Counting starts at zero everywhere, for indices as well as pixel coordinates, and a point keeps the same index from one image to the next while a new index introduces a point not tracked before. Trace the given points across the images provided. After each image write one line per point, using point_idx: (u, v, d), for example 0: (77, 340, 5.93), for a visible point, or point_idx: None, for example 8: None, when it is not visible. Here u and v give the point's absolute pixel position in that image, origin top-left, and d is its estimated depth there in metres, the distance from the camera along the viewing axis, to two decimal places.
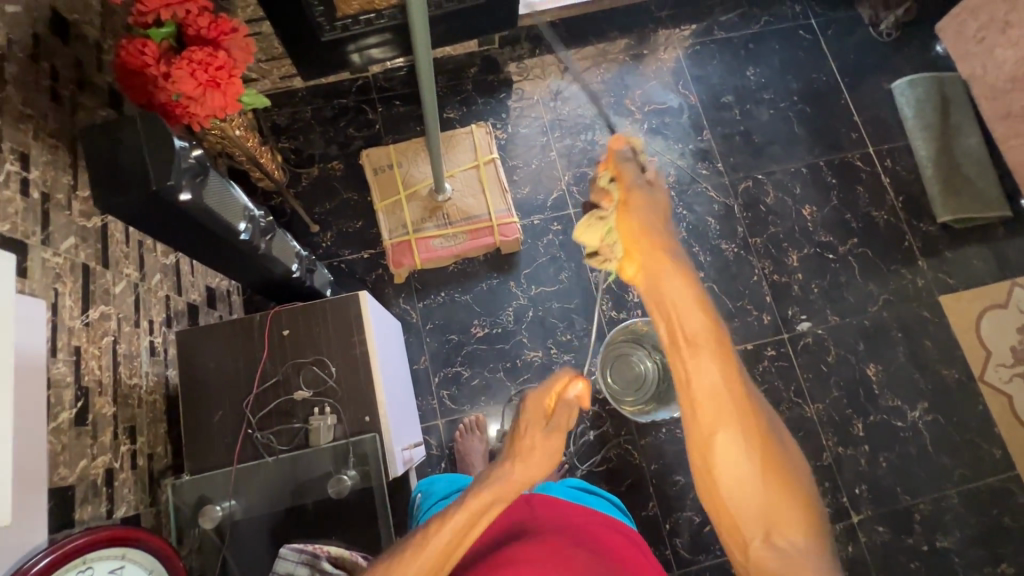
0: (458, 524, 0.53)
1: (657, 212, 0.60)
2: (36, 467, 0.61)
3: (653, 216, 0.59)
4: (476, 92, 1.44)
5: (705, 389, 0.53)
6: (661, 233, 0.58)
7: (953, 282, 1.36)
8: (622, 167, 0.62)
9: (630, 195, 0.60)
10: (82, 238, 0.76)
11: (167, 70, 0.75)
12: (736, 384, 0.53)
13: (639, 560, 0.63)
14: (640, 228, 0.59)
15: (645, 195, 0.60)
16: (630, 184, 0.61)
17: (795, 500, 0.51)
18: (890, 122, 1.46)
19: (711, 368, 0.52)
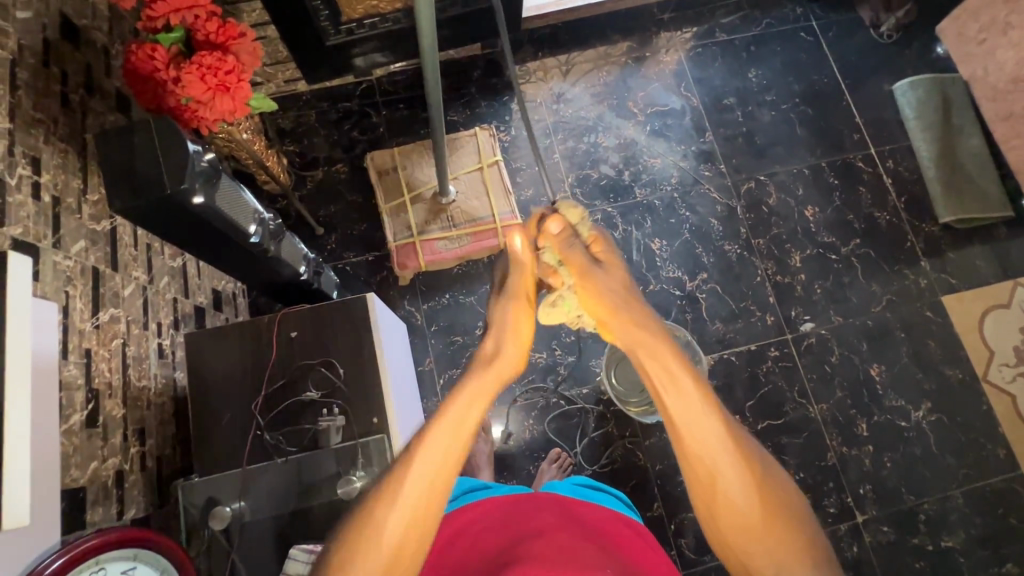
0: (445, 434, 0.55)
1: (615, 285, 0.67)
2: (50, 469, 0.61)
3: (610, 291, 0.66)
4: (479, 94, 1.44)
5: (702, 438, 0.56)
6: (623, 303, 0.65)
7: (955, 282, 1.37)
8: (567, 250, 0.68)
9: (583, 278, 0.67)
10: (92, 242, 0.76)
11: (176, 75, 0.75)
12: (730, 429, 0.57)
13: (651, 557, 0.63)
14: (604, 304, 0.66)
15: (596, 274, 0.67)
16: (579, 267, 0.68)
17: (785, 524, 0.55)
18: (892, 123, 1.47)
19: (699, 414, 0.57)
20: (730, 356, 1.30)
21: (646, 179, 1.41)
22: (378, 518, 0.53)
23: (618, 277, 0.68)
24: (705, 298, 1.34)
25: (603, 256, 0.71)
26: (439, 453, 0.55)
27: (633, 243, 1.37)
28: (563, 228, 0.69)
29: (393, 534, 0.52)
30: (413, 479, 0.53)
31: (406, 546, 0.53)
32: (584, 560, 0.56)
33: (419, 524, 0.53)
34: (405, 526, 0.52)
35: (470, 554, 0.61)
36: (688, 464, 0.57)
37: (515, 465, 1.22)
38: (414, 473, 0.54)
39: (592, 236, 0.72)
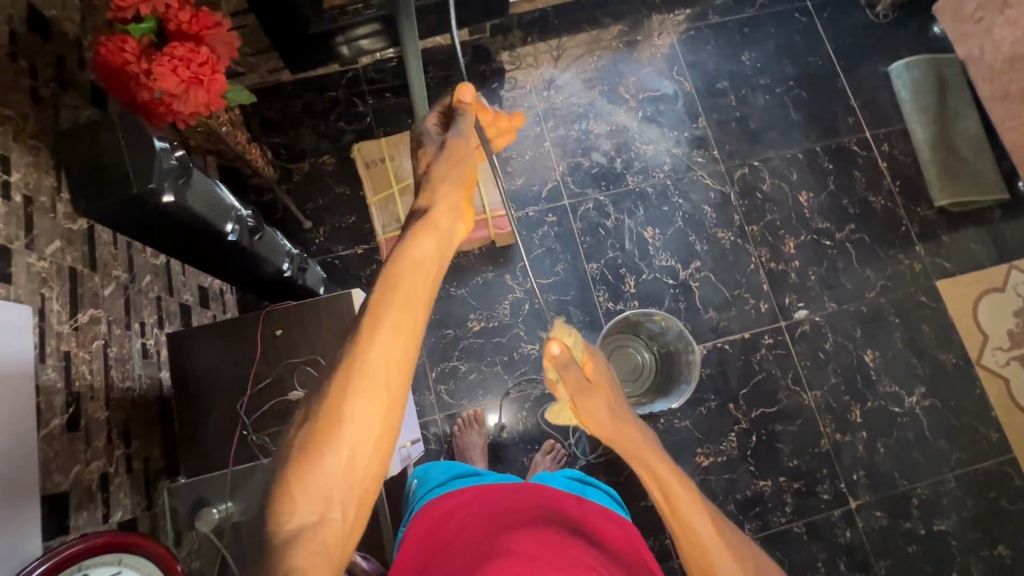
0: (400, 304, 0.52)
1: (606, 405, 0.70)
2: (28, 475, 0.60)
3: (603, 410, 0.69)
4: (468, 82, 1.41)
5: (698, 539, 0.63)
6: (616, 421, 0.70)
7: (950, 267, 1.36)
8: (563, 372, 0.69)
9: (577, 400, 0.70)
10: (68, 241, 0.74)
11: (148, 67, 0.73)
12: (725, 533, 0.64)
13: (635, 555, 0.64)
14: (600, 426, 0.70)
15: (588, 396, 0.69)
16: (574, 391, 0.69)
17: None
18: (888, 106, 1.45)
19: (698, 516, 0.64)
20: (724, 345, 1.29)
21: (638, 167, 1.39)
22: (340, 395, 0.49)
23: (608, 397, 0.71)
24: (698, 287, 1.33)
25: (594, 375, 0.72)
26: (400, 326, 0.51)
27: (626, 232, 1.35)
28: (562, 354, 0.68)
29: (355, 412, 0.48)
30: (373, 351, 0.50)
31: (371, 423, 0.49)
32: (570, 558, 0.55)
33: (380, 397, 0.49)
34: (369, 403, 0.49)
35: (452, 539, 0.60)
36: (686, 552, 0.64)
37: (510, 457, 1.22)
38: (374, 342, 0.50)
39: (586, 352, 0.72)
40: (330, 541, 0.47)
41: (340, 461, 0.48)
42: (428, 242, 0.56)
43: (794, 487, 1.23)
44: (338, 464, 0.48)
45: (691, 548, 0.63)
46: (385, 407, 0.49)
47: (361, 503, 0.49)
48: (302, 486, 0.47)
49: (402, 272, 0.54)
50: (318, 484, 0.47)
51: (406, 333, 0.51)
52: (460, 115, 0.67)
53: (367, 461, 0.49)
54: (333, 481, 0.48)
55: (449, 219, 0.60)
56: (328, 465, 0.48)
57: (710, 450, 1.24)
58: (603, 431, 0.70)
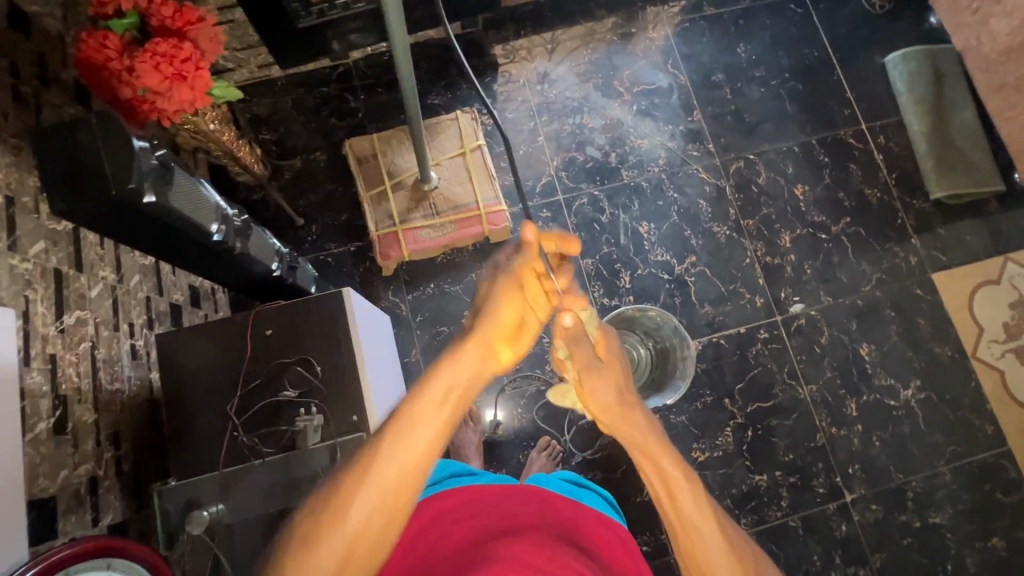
0: (417, 423, 0.51)
1: (614, 387, 0.63)
2: (14, 480, 0.59)
3: (611, 394, 0.63)
4: (460, 76, 1.40)
5: (702, 545, 0.57)
6: (625, 406, 0.62)
7: (946, 259, 1.35)
8: (573, 345, 0.64)
9: (584, 376, 0.63)
10: (52, 242, 0.73)
11: (130, 64, 0.71)
12: (737, 553, 0.58)
13: (628, 561, 0.63)
14: (605, 409, 0.63)
15: (598, 373, 0.63)
16: (583, 366, 0.63)
17: None
18: (883, 97, 1.44)
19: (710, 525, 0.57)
20: (720, 339, 1.29)
21: (633, 161, 1.38)
22: (344, 500, 0.50)
23: (618, 378, 0.64)
24: (694, 281, 1.32)
25: (607, 354, 0.66)
26: (413, 443, 0.51)
27: (621, 227, 1.34)
28: (573, 322, 0.62)
29: (353, 524, 0.49)
30: (383, 467, 0.50)
31: (368, 533, 0.50)
32: (562, 563, 0.55)
33: (385, 510, 0.50)
34: (368, 513, 0.49)
35: (442, 543, 0.60)
36: (685, 554, 0.58)
37: (505, 454, 1.22)
38: (390, 453, 0.50)
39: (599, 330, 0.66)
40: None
41: (331, 565, 0.49)
42: (467, 362, 0.55)
43: (789, 481, 1.23)
44: (330, 564, 0.49)
45: (690, 547, 0.58)
46: (387, 521, 0.50)
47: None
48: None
49: (428, 390, 0.53)
50: None
51: (421, 454, 0.51)
52: (537, 246, 0.62)
53: (359, 563, 0.51)
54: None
55: (481, 353, 0.57)
56: (321, 568, 0.49)
57: (706, 445, 1.23)
58: (608, 417, 0.63)
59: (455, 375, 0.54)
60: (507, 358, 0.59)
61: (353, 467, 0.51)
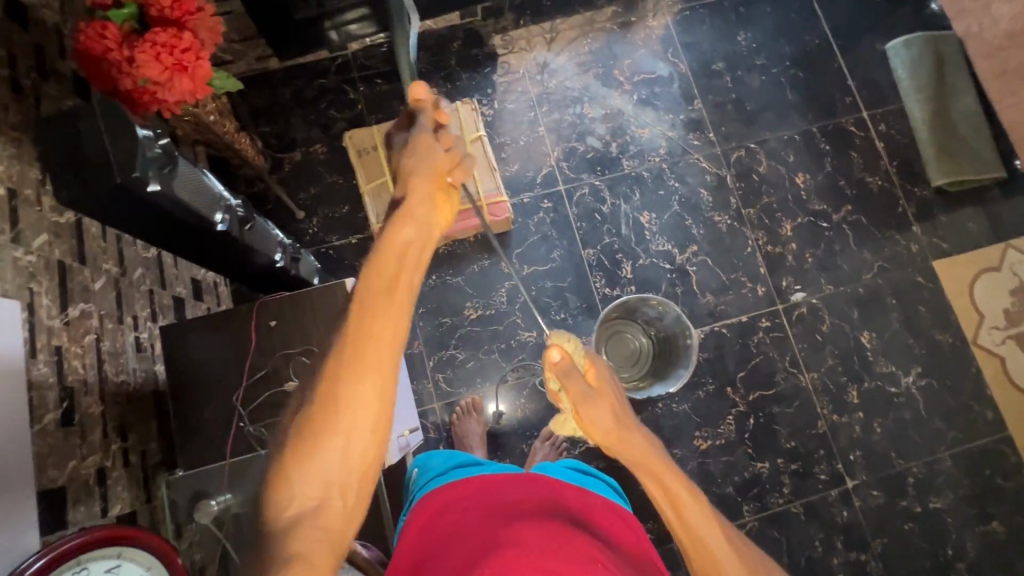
0: (383, 287, 0.51)
1: (609, 411, 0.69)
2: (22, 471, 0.60)
3: (607, 417, 0.68)
4: (460, 67, 1.39)
5: (705, 545, 0.61)
6: (620, 428, 0.68)
7: (947, 246, 1.35)
8: (565, 378, 0.68)
9: (580, 407, 0.69)
10: (55, 235, 0.73)
11: (130, 54, 0.71)
12: (735, 544, 0.62)
13: (635, 543, 0.64)
14: (604, 434, 0.68)
15: (592, 403, 0.68)
16: (577, 398, 0.69)
17: None
18: (885, 84, 1.43)
19: (705, 521, 0.62)
20: (722, 329, 1.29)
21: (634, 151, 1.37)
22: (334, 381, 0.48)
23: (612, 403, 0.70)
24: (696, 271, 1.32)
25: (598, 381, 0.71)
26: (388, 311, 0.50)
27: (622, 217, 1.34)
28: (563, 361, 0.68)
29: (348, 401, 0.48)
30: (361, 332, 0.49)
31: (364, 411, 0.48)
32: (576, 549, 0.56)
33: (376, 377, 0.49)
34: (363, 387, 0.48)
35: (455, 529, 0.61)
36: (693, 560, 0.61)
37: (509, 444, 1.22)
38: (360, 325, 0.49)
39: (589, 359, 0.72)
40: (333, 526, 0.47)
41: (337, 449, 0.47)
42: (405, 226, 0.55)
43: (792, 469, 1.23)
44: (336, 451, 0.47)
45: (694, 548, 0.61)
46: (381, 385, 0.49)
47: (360, 490, 0.49)
48: (301, 473, 0.47)
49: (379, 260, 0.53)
50: (315, 471, 0.47)
51: (393, 320, 0.50)
52: (420, 113, 0.64)
53: (363, 448, 0.48)
54: (328, 465, 0.47)
55: (422, 202, 0.58)
56: (322, 456, 0.47)
57: (708, 433, 1.24)
58: (607, 439, 0.68)
59: (402, 236, 0.54)
60: (450, 212, 0.61)
61: (335, 349, 0.50)
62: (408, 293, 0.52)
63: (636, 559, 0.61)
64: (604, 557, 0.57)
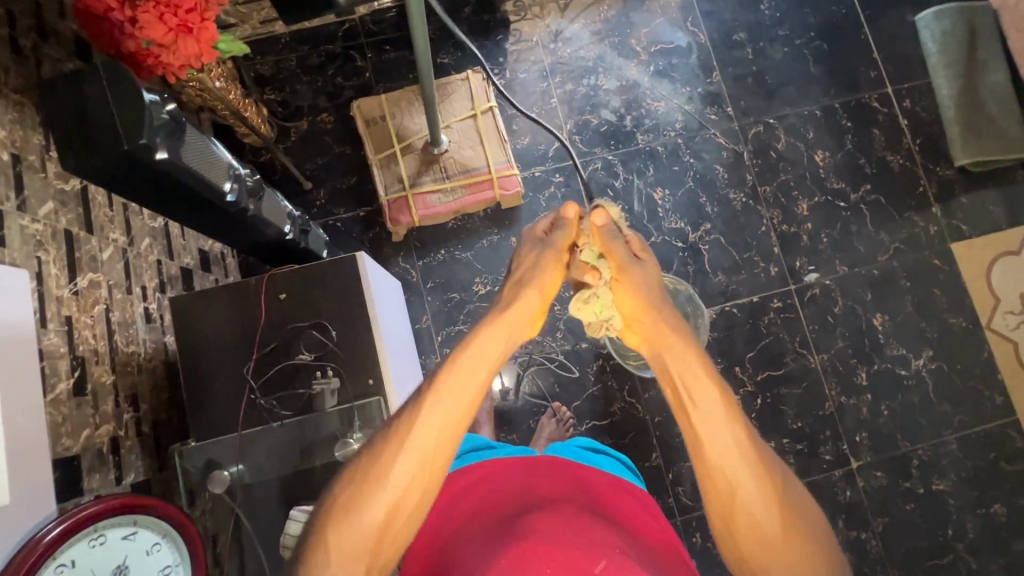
0: (456, 384, 0.55)
1: (651, 274, 0.73)
2: (36, 439, 0.60)
3: (649, 285, 0.71)
4: (471, 34, 1.34)
5: (717, 449, 0.53)
6: None
7: (966, 229, 1.33)
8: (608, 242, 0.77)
9: (621, 271, 0.74)
10: (61, 203, 0.72)
11: (132, 15, 0.67)
12: (758, 452, 0.53)
13: (655, 531, 0.64)
14: None
15: (636, 266, 0.73)
16: (620, 263, 0.74)
17: (808, 546, 0.51)
18: (912, 58, 1.38)
19: (724, 434, 0.53)
20: (732, 308, 1.28)
21: (649, 125, 1.33)
22: (380, 467, 0.51)
23: (654, 271, 0.74)
24: (708, 249, 1.30)
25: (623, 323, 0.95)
26: (449, 407, 0.54)
27: (635, 192, 1.31)
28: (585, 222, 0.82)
29: (397, 486, 0.51)
30: (423, 426, 0.52)
31: (411, 497, 0.51)
32: (592, 534, 0.55)
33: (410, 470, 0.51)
34: (408, 472, 0.51)
35: (474, 514, 0.62)
36: (703, 481, 0.54)
37: (516, 420, 1.22)
38: (424, 418, 0.53)
39: (632, 237, 0.80)
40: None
41: (368, 537, 0.50)
42: (496, 339, 0.60)
43: (796, 449, 1.24)
44: (373, 530, 0.50)
45: (708, 469, 0.53)
46: (420, 477, 0.52)
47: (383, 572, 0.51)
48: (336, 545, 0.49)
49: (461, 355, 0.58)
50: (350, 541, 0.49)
51: (459, 415, 0.54)
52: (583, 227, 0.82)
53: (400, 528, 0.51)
54: (364, 541, 0.50)
55: (518, 314, 0.65)
56: (362, 530, 0.50)
57: None
58: None
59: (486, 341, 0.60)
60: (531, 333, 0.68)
61: (399, 426, 0.53)
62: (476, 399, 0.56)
63: (660, 555, 0.59)
64: (620, 542, 0.55)
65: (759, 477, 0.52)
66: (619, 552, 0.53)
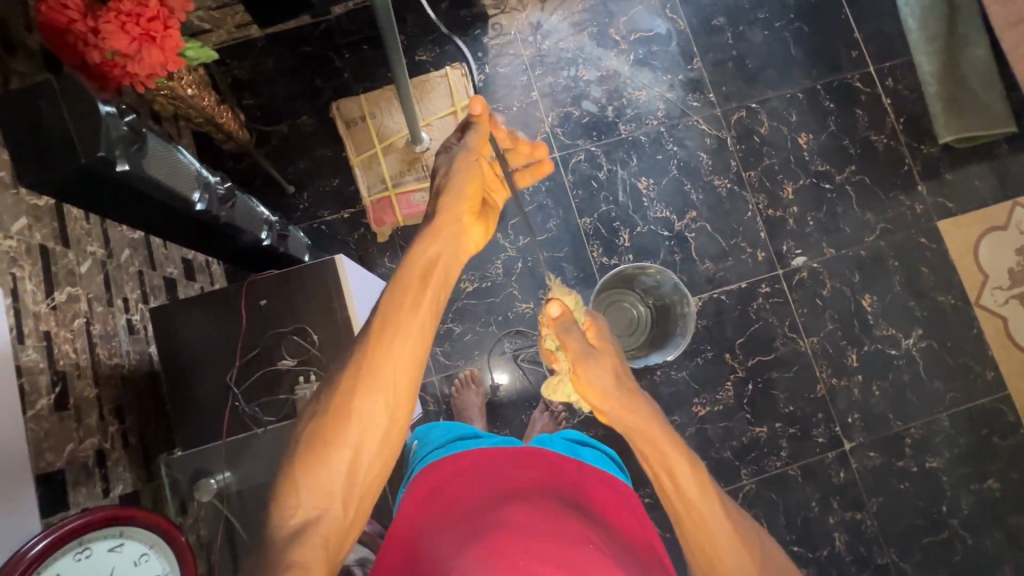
0: (410, 308, 0.61)
1: (610, 375, 0.68)
2: (13, 454, 0.60)
3: (607, 377, 0.67)
4: (449, 30, 1.33)
5: (705, 526, 0.60)
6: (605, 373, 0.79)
7: (952, 206, 1.32)
8: (563, 334, 0.69)
9: (579, 366, 0.68)
10: (35, 219, 0.70)
11: (95, 25, 0.67)
12: (733, 521, 0.61)
13: (634, 527, 0.63)
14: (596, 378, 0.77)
15: (591, 363, 0.68)
16: (576, 352, 0.68)
17: None
18: (892, 36, 1.37)
19: (705, 507, 0.61)
20: (720, 295, 1.28)
21: (631, 114, 1.33)
22: (347, 398, 0.57)
23: (612, 364, 0.69)
24: (694, 237, 1.30)
25: (598, 338, 0.72)
26: (408, 333, 0.60)
27: (619, 182, 1.31)
28: (493, 133, 0.77)
29: (361, 417, 0.57)
30: (385, 354, 0.59)
31: (377, 419, 0.57)
32: (567, 530, 0.56)
33: (377, 397, 0.57)
34: (374, 402, 0.57)
35: (453, 502, 0.61)
36: (695, 554, 0.60)
37: (509, 415, 1.23)
38: (385, 343, 0.59)
39: (588, 322, 0.72)
40: (330, 532, 0.54)
41: (339, 470, 0.55)
42: (438, 246, 0.67)
43: (790, 432, 1.24)
44: (344, 458, 0.56)
45: (698, 541, 0.60)
46: (389, 404, 0.58)
47: (363, 497, 0.56)
48: (309, 481, 0.54)
49: (405, 277, 0.64)
50: (321, 477, 0.55)
51: (410, 340, 0.60)
52: (472, 129, 0.72)
53: (369, 458, 0.57)
54: (336, 475, 0.55)
55: (455, 225, 0.70)
56: (332, 462, 0.55)
57: (706, 400, 1.24)
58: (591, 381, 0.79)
59: (430, 259, 0.66)
60: (477, 234, 0.74)
61: (356, 360, 0.59)
62: (430, 317, 0.63)
63: (633, 548, 0.59)
64: (594, 535, 0.57)
65: (739, 543, 0.59)
66: (593, 547, 0.55)
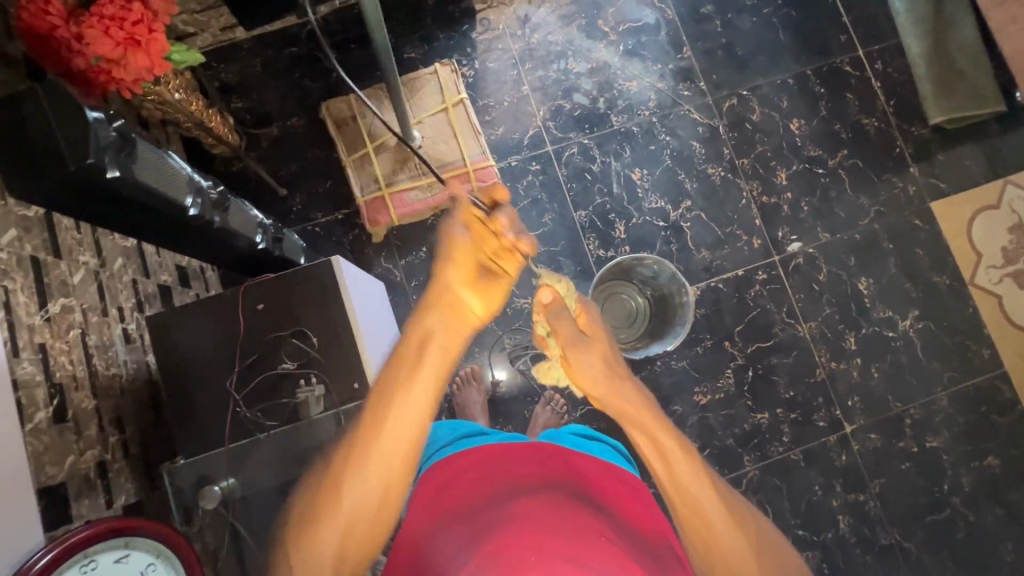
0: (404, 382, 0.62)
1: (600, 359, 0.75)
2: (12, 467, 0.60)
3: (596, 365, 0.74)
4: (436, 26, 1.32)
5: (699, 507, 0.61)
6: (612, 378, 0.74)
7: (944, 186, 1.33)
8: (555, 320, 0.77)
9: (570, 350, 0.76)
10: (24, 230, 0.69)
11: (78, 31, 0.66)
12: (730, 507, 0.62)
13: (646, 517, 0.63)
14: (590, 378, 0.75)
15: (583, 349, 0.75)
16: (565, 338, 0.76)
17: None
18: (880, 19, 1.37)
19: (698, 485, 0.62)
20: (717, 284, 1.28)
21: (622, 106, 1.32)
22: (344, 474, 0.59)
23: (601, 352, 0.76)
24: (690, 227, 1.30)
25: (588, 327, 0.79)
26: (405, 409, 0.61)
27: (613, 174, 1.30)
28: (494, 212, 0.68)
29: (357, 491, 0.58)
30: (383, 430, 0.60)
31: (366, 501, 0.58)
32: (579, 526, 0.57)
33: (375, 474, 0.59)
34: (372, 479, 0.59)
35: (462, 498, 0.61)
36: (689, 533, 0.61)
37: (511, 410, 1.23)
38: (385, 416, 0.61)
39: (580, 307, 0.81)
40: None
41: (332, 542, 0.57)
42: (433, 320, 0.66)
43: (791, 418, 1.25)
44: (332, 537, 0.57)
45: (692, 518, 0.61)
46: (385, 481, 0.59)
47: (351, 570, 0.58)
48: (301, 552, 0.57)
49: (404, 351, 0.65)
50: (313, 547, 0.57)
51: (408, 415, 0.61)
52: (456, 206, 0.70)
53: (363, 529, 0.58)
54: (328, 546, 0.57)
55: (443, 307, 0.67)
56: (325, 535, 0.57)
57: (708, 388, 1.25)
58: (597, 388, 0.74)
59: (424, 329, 0.66)
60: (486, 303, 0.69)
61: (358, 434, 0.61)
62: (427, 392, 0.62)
63: (642, 537, 0.60)
64: (608, 530, 0.58)
65: (734, 523, 0.61)
66: (606, 543, 0.56)
